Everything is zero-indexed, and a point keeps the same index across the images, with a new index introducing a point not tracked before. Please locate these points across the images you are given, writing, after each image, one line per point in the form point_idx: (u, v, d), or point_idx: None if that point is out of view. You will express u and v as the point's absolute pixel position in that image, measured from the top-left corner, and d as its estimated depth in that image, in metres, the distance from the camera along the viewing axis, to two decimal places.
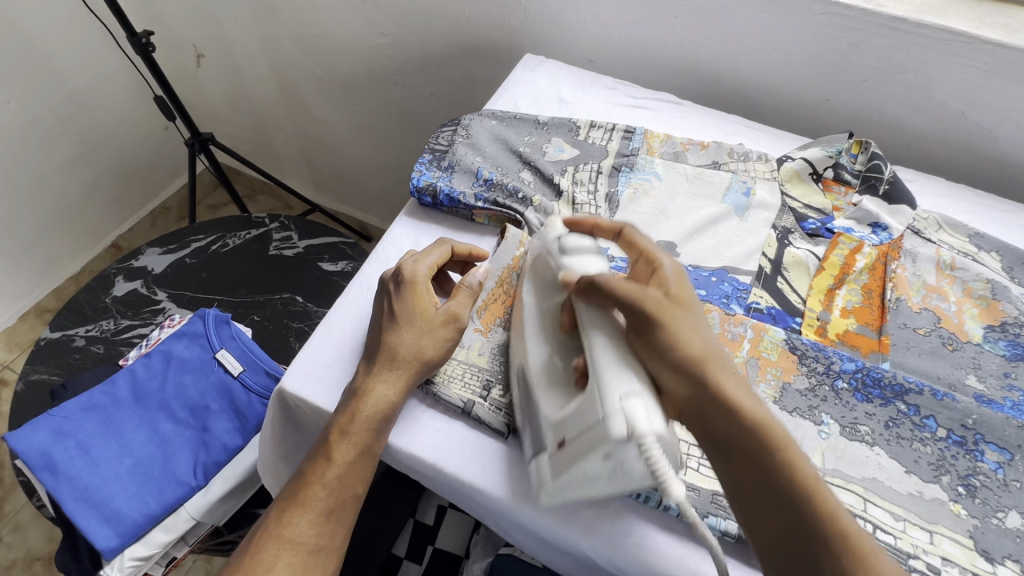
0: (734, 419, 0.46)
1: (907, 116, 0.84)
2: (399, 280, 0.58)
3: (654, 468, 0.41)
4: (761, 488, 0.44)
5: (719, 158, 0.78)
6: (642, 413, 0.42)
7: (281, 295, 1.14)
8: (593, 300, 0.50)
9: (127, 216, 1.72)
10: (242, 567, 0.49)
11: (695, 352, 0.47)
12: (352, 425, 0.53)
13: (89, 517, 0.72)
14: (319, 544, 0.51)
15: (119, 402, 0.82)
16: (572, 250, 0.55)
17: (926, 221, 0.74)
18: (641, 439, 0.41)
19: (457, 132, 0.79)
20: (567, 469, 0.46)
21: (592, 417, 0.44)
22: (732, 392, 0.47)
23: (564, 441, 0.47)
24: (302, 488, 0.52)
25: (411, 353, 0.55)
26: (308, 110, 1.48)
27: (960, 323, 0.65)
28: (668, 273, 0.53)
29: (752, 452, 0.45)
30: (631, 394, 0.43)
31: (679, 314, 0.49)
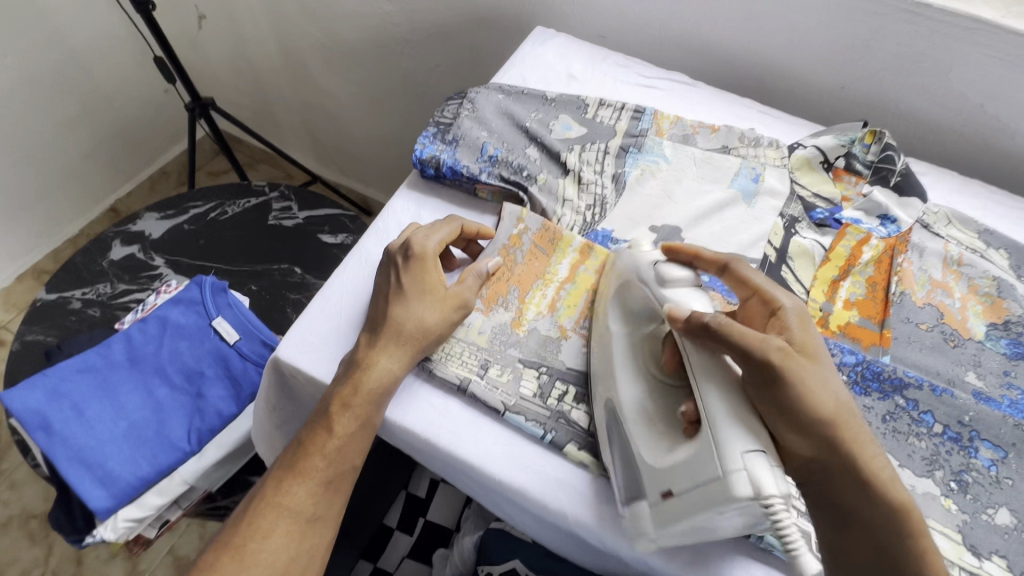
0: (860, 479, 0.46)
1: (923, 107, 0.82)
2: (408, 254, 0.58)
3: (782, 531, 0.41)
4: (871, 550, 0.46)
5: (730, 143, 0.77)
6: (767, 476, 0.41)
7: (280, 265, 1.13)
8: (712, 347, 0.47)
9: (126, 180, 1.70)
10: (239, 533, 0.50)
11: (826, 412, 0.46)
12: (356, 398, 0.53)
13: (83, 477, 0.72)
14: (316, 514, 0.52)
15: (114, 365, 0.82)
16: (672, 281, 0.52)
17: (935, 215, 0.72)
18: (769, 501, 0.41)
19: (463, 105, 0.77)
20: (666, 522, 0.46)
21: (708, 473, 0.42)
22: (859, 447, 0.46)
23: (671, 493, 0.45)
24: (302, 456, 0.53)
25: (417, 328, 0.56)
26: (311, 78, 1.44)
27: (964, 319, 0.64)
28: (791, 315, 0.49)
29: (877, 511, 0.46)
30: (752, 453, 0.42)
31: (806, 367, 0.47)
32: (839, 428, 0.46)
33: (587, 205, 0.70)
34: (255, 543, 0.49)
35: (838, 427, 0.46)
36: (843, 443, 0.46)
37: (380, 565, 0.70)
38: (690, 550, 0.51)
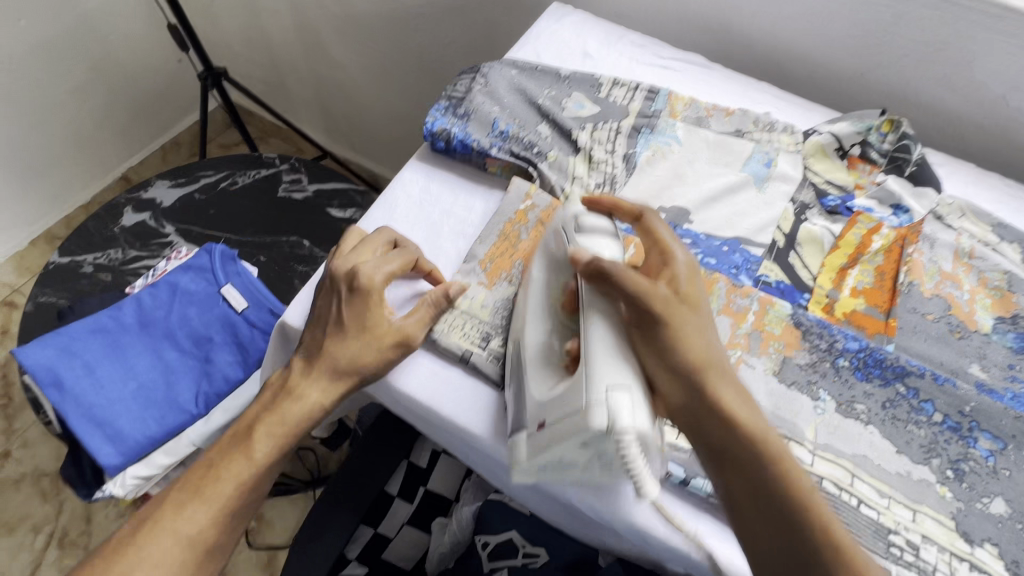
0: (731, 425, 0.48)
1: (945, 97, 0.80)
2: (352, 284, 0.55)
3: (627, 459, 0.42)
4: (746, 491, 0.47)
5: (743, 127, 0.76)
6: (626, 410, 0.42)
7: (288, 237, 1.13)
8: (599, 294, 0.49)
9: (138, 149, 1.71)
10: (127, 555, 0.49)
11: (691, 357, 0.49)
12: (279, 429, 0.54)
13: (93, 434, 0.74)
14: (215, 542, 0.51)
15: (124, 327, 0.83)
16: (587, 227, 0.54)
17: (949, 207, 0.71)
18: (621, 433, 0.41)
19: (476, 79, 0.77)
20: (540, 452, 0.48)
21: (574, 405, 0.44)
22: (724, 394, 0.49)
23: (545, 424, 0.47)
24: (210, 481, 0.52)
25: (344, 364, 0.54)
26: (324, 51, 1.44)
27: (971, 312, 0.64)
28: (680, 267, 0.53)
29: (746, 456, 0.47)
30: (616, 388, 0.43)
31: (683, 314, 0.50)
32: (700, 373, 0.49)
33: (596, 184, 0.70)
34: (142, 571, 0.48)
35: (701, 373, 0.49)
36: (706, 390, 0.49)
37: (381, 530, 0.72)
38: (687, 524, 0.51)
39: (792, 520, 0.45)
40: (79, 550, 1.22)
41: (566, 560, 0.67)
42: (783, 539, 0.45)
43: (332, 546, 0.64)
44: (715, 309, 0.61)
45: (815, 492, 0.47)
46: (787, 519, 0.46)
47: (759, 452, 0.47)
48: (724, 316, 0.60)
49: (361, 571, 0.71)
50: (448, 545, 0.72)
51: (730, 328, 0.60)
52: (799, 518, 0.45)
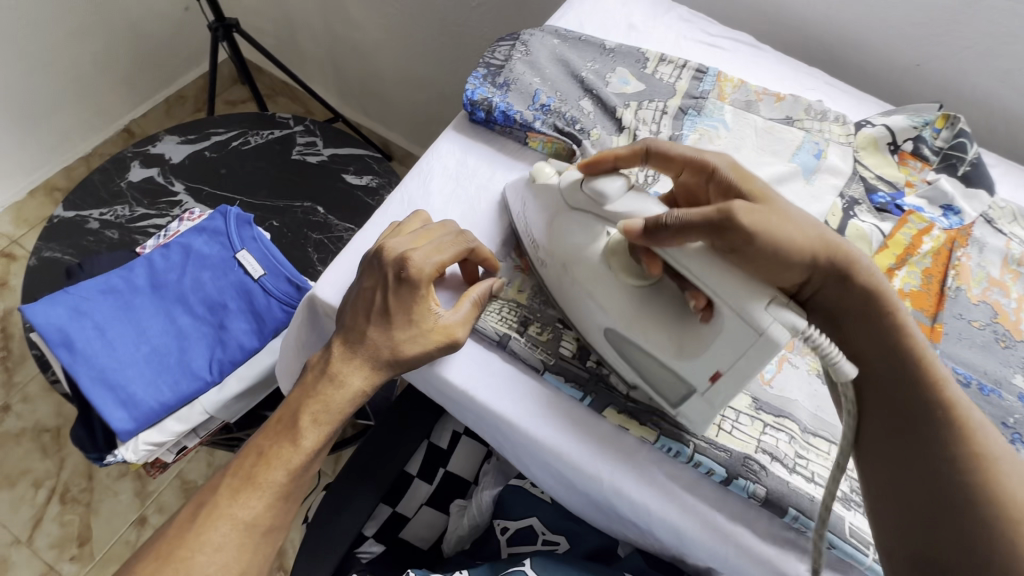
0: (872, 310, 0.48)
1: (1002, 94, 0.77)
2: (401, 274, 0.51)
3: (823, 352, 0.43)
4: (862, 346, 0.49)
5: (794, 114, 0.73)
6: (789, 312, 0.43)
7: (302, 204, 1.09)
8: (679, 244, 0.47)
9: (142, 100, 1.64)
10: (185, 544, 0.48)
11: (800, 243, 0.46)
12: (327, 417, 0.53)
13: (105, 397, 0.72)
14: (273, 526, 0.51)
15: (136, 289, 0.80)
16: (609, 197, 0.51)
17: (1001, 210, 0.69)
18: (806, 332, 0.42)
19: (516, 47, 0.72)
20: (723, 394, 0.48)
21: (746, 340, 0.44)
22: (868, 275, 0.48)
23: (719, 374, 0.47)
24: (262, 466, 0.52)
25: (388, 354, 0.52)
26: (342, 7, 1.37)
27: (1017, 321, 0.62)
28: (729, 173, 0.50)
29: (891, 356, 0.47)
30: (772, 304, 0.43)
31: (766, 210, 0.47)
32: (828, 254, 0.47)
33: None
34: (204, 556, 0.48)
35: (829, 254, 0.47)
36: (839, 268, 0.48)
37: (399, 509, 0.72)
38: (724, 526, 0.51)
39: (908, 380, 0.47)
40: (81, 506, 1.22)
41: (589, 548, 0.66)
42: (916, 439, 0.46)
43: (350, 525, 0.63)
44: None
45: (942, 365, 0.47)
46: (930, 424, 0.45)
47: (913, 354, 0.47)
48: None
49: (378, 549, 0.70)
50: (466, 527, 0.71)
51: None
52: (943, 424, 0.45)
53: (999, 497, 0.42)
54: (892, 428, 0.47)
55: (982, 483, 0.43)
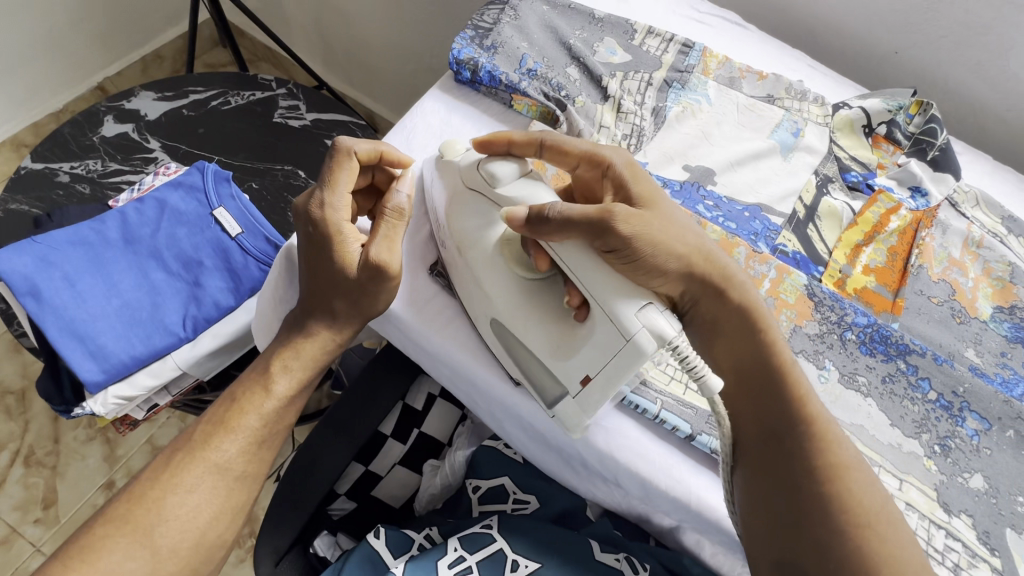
0: (744, 318, 0.53)
1: (974, 84, 0.79)
2: (310, 228, 0.54)
3: (690, 363, 0.46)
4: (729, 356, 0.54)
5: (775, 93, 0.74)
6: (661, 320, 0.46)
7: (283, 166, 1.08)
8: (560, 238, 0.49)
9: (116, 57, 1.58)
10: (159, 485, 0.49)
11: (677, 250, 0.50)
12: (298, 364, 0.55)
13: (73, 349, 0.71)
14: (245, 472, 0.52)
15: (108, 242, 0.78)
16: (501, 179, 0.53)
17: (965, 195, 0.71)
18: (672, 343, 0.46)
19: (505, 11, 0.72)
20: (591, 403, 0.49)
21: (614, 346, 0.47)
22: (741, 288, 0.53)
23: (590, 377, 0.49)
24: (235, 413, 0.53)
25: (339, 310, 0.54)
26: None
27: (973, 299, 0.65)
28: (623, 170, 0.53)
29: (757, 357, 0.52)
30: (644, 306, 0.46)
31: (648, 216, 0.51)
32: (705, 263, 0.52)
33: (623, 134, 0.67)
34: (178, 498, 0.49)
35: (698, 264, 0.51)
36: (714, 280, 0.52)
37: (372, 467, 0.72)
38: (689, 479, 0.53)
39: (773, 385, 0.51)
40: (46, 469, 1.20)
41: (555, 512, 0.67)
42: (772, 437, 0.51)
43: (323, 480, 0.63)
44: None
45: (802, 373, 0.52)
46: (791, 425, 0.50)
47: (777, 362, 0.51)
48: None
49: (350, 505, 0.73)
50: (439, 486, 0.73)
51: None
52: (795, 426, 0.50)
53: (840, 491, 0.47)
54: (762, 433, 0.52)
55: (827, 479, 0.48)
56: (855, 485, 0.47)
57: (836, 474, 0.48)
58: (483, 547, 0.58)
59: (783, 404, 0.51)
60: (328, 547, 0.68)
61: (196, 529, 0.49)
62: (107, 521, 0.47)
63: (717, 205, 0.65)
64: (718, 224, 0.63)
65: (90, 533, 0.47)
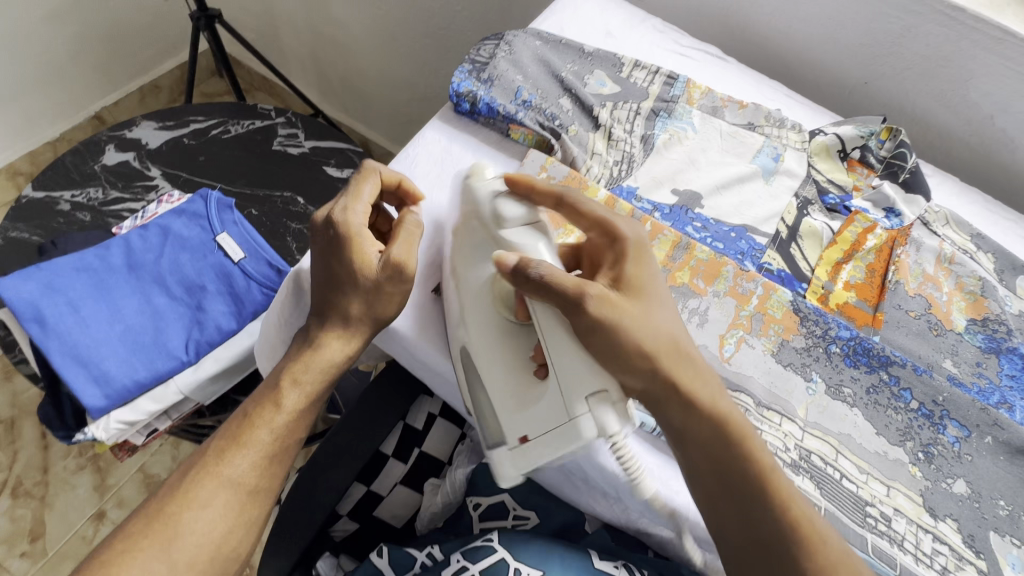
0: (716, 430, 0.51)
1: (939, 112, 0.85)
2: (331, 235, 0.56)
3: (623, 459, 0.50)
4: (707, 463, 0.51)
5: (755, 120, 0.78)
6: (611, 418, 0.50)
7: (282, 193, 1.10)
8: (540, 296, 0.51)
9: (115, 88, 1.61)
10: (173, 500, 0.51)
11: (650, 342, 0.50)
12: (307, 377, 0.56)
13: (77, 375, 0.71)
14: (259, 485, 0.54)
15: (112, 268, 0.80)
16: (508, 221, 0.55)
17: (936, 214, 0.76)
18: (613, 437, 0.50)
19: (500, 46, 0.76)
20: (527, 460, 0.54)
21: (558, 421, 0.51)
22: (709, 397, 0.51)
23: (528, 438, 0.53)
24: (246, 428, 0.54)
25: (354, 314, 0.56)
26: (326, 4, 1.39)
27: (948, 312, 0.69)
28: (628, 248, 0.54)
29: (729, 465, 0.50)
30: (593, 397, 0.50)
31: (628, 304, 0.51)
32: (676, 361, 0.51)
33: (615, 160, 0.71)
34: (191, 513, 0.50)
35: (673, 360, 0.51)
36: (683, 385, 0.51)
37: (374, 488, 0.73)
38: None
39: (751, 493, 0.49)
40: (34, 500, 1.17)
41: (555, 526, 0.69)
42: (754, 545, 0.49)
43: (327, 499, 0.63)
44: (720, 291, 0.64)
45: (784, 478, 0.50)
46: (779, 536, 0.48)
47: (754, 472, 0.50)
48: (730, 297, 0.64)
49: (353, 526, 0.73)
50: (440, 504, 0.72)
51: (734, 309, 0.63)
52: (780, 531, 0.48)
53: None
54: (744, 540, 0.49)
55: None
56: None
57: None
58: (487, 557, 0.60)
59: (768, 513, 0.49)
60: (329, 568, 0.72)
61: (212, 543, 0.50)
62: (127, 537, 0.49)
63: (705, 226, 0.69)
64: (707, 245, 0.67)
65: (111, 548, 0.48)
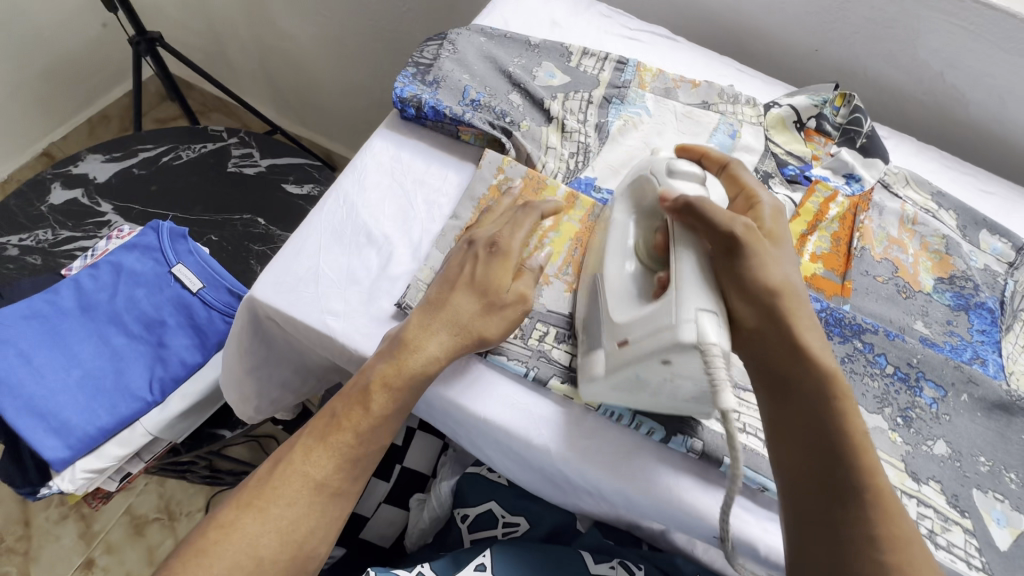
0: (818, 385, 0.47)
1: (890, 74, 0.85)
2: (492, 248, 0.54)
3: (713, 374, 0.43)
4: (797, 416, 0.47)
5: (709, 99, 0.77)
6: (713, 327, 0.44)
7: (241, 216, 1.07)
8: (690, 223, 0.50)
9: (60, 122, 1.56)
10: (260, 494, 0.47)
11: (775, 285, 0.48)
12: (400, 379, 0.50)
13: (34, 428, 0.68)
14: (341, 488, 0.49)
15: (64, 313, 0.77)
16: (678, 173, 0.53)
17: (895, 176, 0.76)
18: (708, 348, 0.43)
19: (444, 46, 0.74)
20: (621, 367, 0.48)
21: (663, 321, 0.45)
22: (820, 351, 0.48)
23: (627, 342, 0.48)
24: (334, 427, 0.50)
25: (465, 319, 0.52)
26: (270, 17, 1.35)
27: (915, 273, 0.69)
28: (767, 209, 0.53)
29: (821, 413, 0.46)
30: (705, 310, 0.45)
31: (766, 246, 0.50)
32: (793, 308, 0.49)
33: (570, 153, 0.70)
34: (279, 509, 0.47)
35: (792, 311, 0.48)
36: (790, 336, 0.48)
37: (357, 510, 0.74)
38: (669, 480, 0.54)
39: (836, 444, 0.45)
40: (18, 556, 1.13)
41: (545, 530, 0.66)
42: (826, 497, 0.44)
43: None
44: None
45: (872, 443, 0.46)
46: (853, 490, 0.44)
47: (847, 432, 0.45)
48: None
49: (340, 552, 0.72)
50: (427, 520, 0.71)
51: None
52: (859, 489, 0.44)
53: (901, 566, 0.41)
54: (815, 494, 0.45)
55: (888, 551, 0.41)
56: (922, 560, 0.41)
57: (897, 546, 0.42)
58: None
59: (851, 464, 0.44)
60: None
61: (294, 542, 0.47)
62: (218, 526, 0.47)
63: None
64: None
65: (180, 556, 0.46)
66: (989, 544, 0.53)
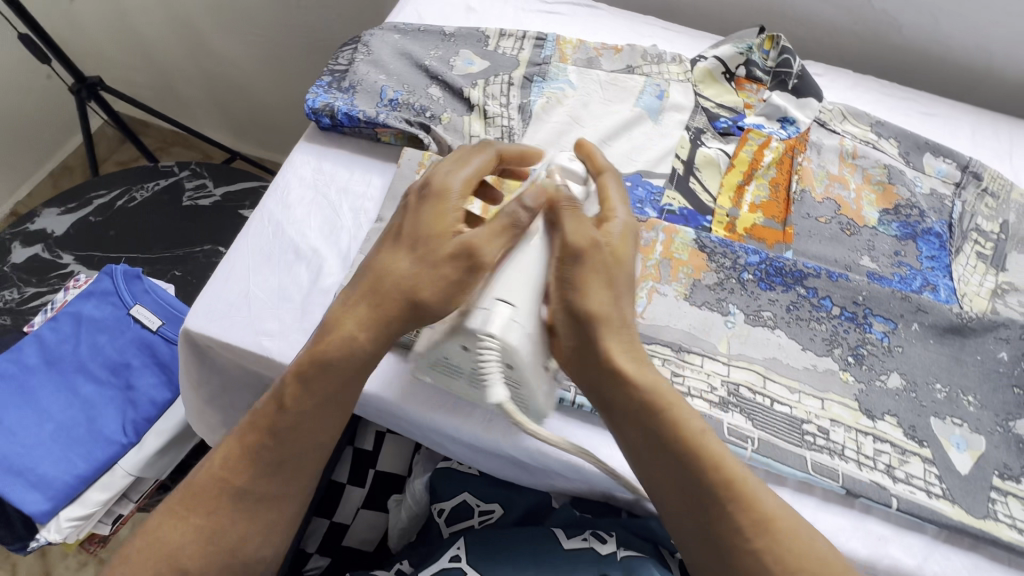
0: (638, 399, 0.46)
1: (818, 8, 0.83)
2: (426, 191, 0.50)
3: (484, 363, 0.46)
4: (639, 437, 0.47)
5: (633, 62, 0.76)
6: (501, 321, 0.45)
7: (202, 247, 1.08)
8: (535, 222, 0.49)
9: (22, 179, 1.56)
10: (183, 501, 0.49)
11: (590, 311, 0.47)
12: (312, 368, 0.48)
13: (13, 485, 0.70)
14: (267, 493, 0.49)
15: (30, 369, 0.78)
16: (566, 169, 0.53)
17: (832, 113, 0.74)
18: (484, 337, 0.45)
19: (358, 49, 0.73)
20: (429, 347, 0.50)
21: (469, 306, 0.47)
22: (638, 371, 0.47)
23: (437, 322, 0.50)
24: (253, 430, 0.49)
25: (393, 277, 0.48)
26: (207, 44, 1.34)
27: (858, 209, 0.68)
28: (617, 222, 0.50)
29: (658, 438, 0.46)
30: (503, 301, 0.46)
31: (583, 265, 0.48)
32: (611, 331, 0.47)
33: (494, 138, 0.69)
34: (199, 516, 0.48)
35: (607, 337, 0.47)
36: (611, 362, 0.47)
37: (337, 518, 0.75)
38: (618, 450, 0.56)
39: (673, 457, 0.45)
40: None
41: (519, 514, 0.67)
42: (690, 506, 0.45)
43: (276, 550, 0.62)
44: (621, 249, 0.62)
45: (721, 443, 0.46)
46: (708, 500, 0.44)
47: (683, 446, 0.45)
48: None
49: (325, 562, 0.73)
50: (406, 519, 0.72)
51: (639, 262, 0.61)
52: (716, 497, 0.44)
53: (769, 551, 0.42)
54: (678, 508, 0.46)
55: (755, 536, 0.43)
56: (786, 544, 0.43)
57: (766, 530, 0.43)
58: None
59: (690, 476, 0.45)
60: None
61: (217, 549, 0.48)
62: (143, 534, 0.48)
63: None
64: None
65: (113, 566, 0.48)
66: (949, 469, 0.53)
